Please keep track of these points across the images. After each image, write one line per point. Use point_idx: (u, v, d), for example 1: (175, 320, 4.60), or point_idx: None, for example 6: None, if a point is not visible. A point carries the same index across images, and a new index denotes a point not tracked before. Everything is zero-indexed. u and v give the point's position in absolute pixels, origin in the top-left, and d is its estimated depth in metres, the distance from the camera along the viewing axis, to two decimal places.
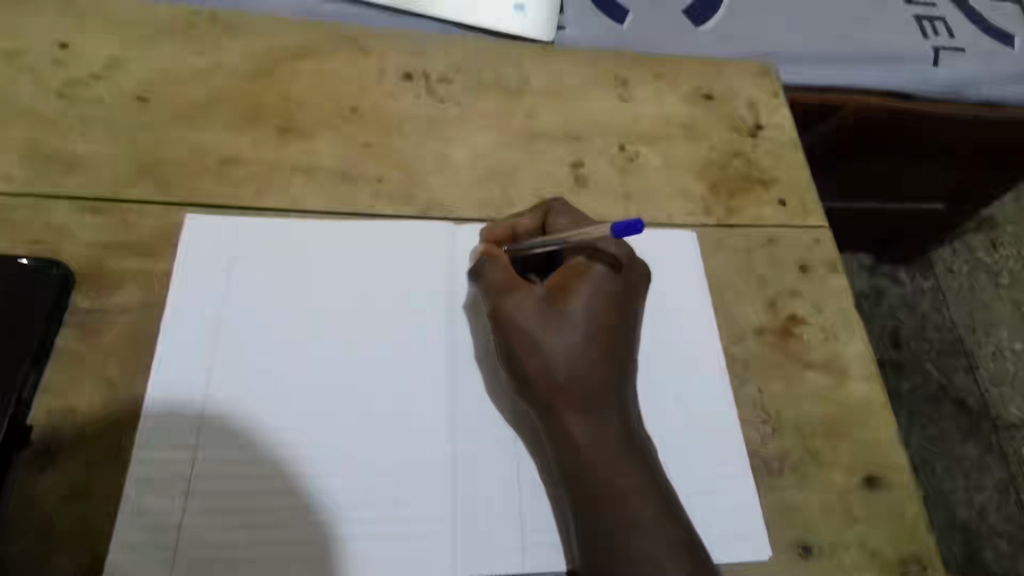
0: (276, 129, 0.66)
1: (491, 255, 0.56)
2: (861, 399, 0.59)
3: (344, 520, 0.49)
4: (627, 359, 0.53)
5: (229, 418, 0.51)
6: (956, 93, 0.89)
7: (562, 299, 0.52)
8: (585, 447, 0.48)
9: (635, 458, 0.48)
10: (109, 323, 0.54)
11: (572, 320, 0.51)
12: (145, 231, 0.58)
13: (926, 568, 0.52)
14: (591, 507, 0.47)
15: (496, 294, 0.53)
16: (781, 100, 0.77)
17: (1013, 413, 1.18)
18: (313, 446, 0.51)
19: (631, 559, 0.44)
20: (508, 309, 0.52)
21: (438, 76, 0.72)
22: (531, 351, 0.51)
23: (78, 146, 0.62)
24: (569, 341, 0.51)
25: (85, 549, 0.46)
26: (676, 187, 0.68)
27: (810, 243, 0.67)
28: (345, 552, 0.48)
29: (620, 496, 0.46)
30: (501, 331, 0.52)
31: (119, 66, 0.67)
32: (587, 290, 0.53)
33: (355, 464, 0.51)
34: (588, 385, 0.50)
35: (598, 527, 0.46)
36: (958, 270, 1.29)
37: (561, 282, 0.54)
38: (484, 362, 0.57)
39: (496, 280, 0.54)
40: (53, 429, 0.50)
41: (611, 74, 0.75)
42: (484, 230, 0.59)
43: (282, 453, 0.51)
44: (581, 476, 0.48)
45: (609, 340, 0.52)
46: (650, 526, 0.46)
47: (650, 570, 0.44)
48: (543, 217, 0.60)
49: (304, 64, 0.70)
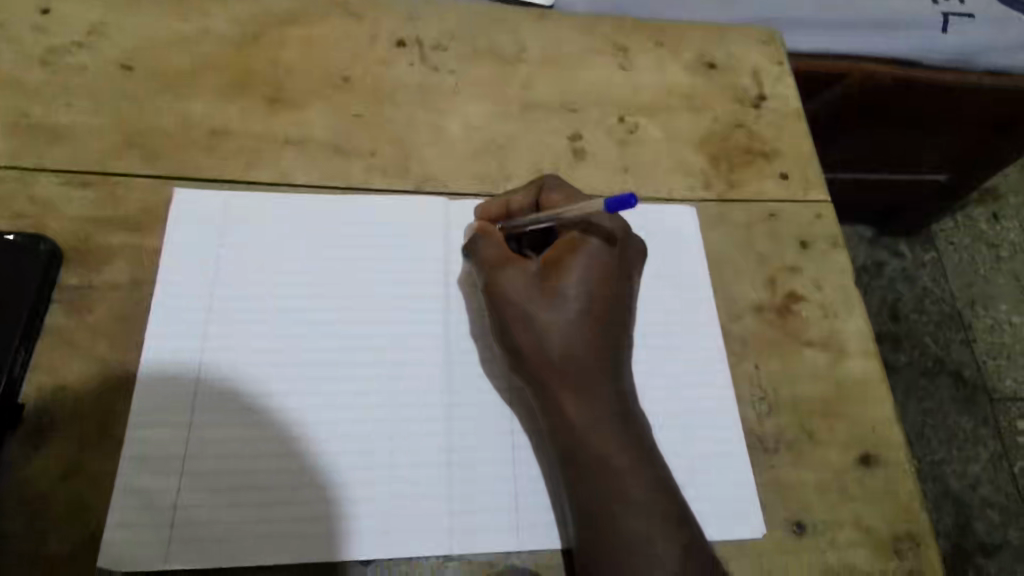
0: (266, 99, 0.64)
1: (484, 230, 0.55)
2: (859, 377, 0.59)
3: (339, 498, 0.49)
4: (624, 335, 0.52)
5: (222, 396, 0.51)
6: (966, 61, 0.90)
7: (556, 274, 0.51)
8: (580, 426, 0.48)
9: (630, 437, 0.48)
10: (98, 300, 0.54)
11: (566, 295, 0.51)
12: (133, 206, 0.57)
13: (919, 544, 0.53)
14: (583, 484, 0.47)
15: (490, 271, 0.53)
16: (785, 68, 0.75)
17: (1008, 385, 1.20)
18: (306, 424, 0.51)
19: (623, 536, 0.45)
20: (502, 286, 0.52)
21: (433, 43, 0.69)
22: (525, 327, 0.50)
23: (61, 116, 0.60)
24: (563, 317, 0.50)
25: (82, 529, 0.46)
26: (675, 160, 0.67)
27: (810, 218, 0.66)
28: (340, 530, 0.48)
29: (614, 474, 0.46)
30: (495, 307, 0.52)
31: (102, 32, 0.65)
32: (581, 263, 0.52)
33: (349, 441, 0.51)
34: (582, 362, 0.49)
35: (590, 504, 0.46)
36: (958, 242, 1.32)
37: (555, 256, 0.53)
38: (479, 338, 0.56)
39: (490, 256, 0.53)
40: (45, 409, 0.49)
41: (610, 41, 0.73)
42: (479, 208, 0.58)
43: (276, 431, 0.50)
44: (573, 453, 0.48)
45: (604, 316, 0.51)
46: (644, 505, 0.46)
47: (644, 549, 0.44)
48: (537, 194, 0.58)
49: (293, 30, 0.68)
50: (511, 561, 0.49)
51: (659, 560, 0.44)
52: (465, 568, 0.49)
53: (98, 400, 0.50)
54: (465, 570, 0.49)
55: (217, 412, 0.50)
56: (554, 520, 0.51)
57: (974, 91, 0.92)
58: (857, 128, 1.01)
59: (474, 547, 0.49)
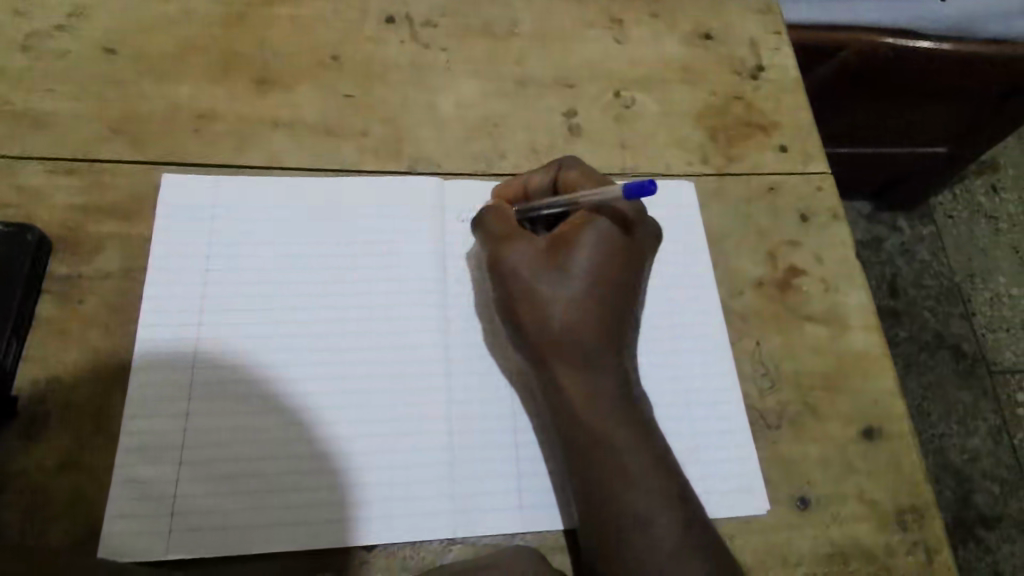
0: (253, 81, 0.62)
1: (494, 207, 0.55)
2: (861, 350, 0.58)
3: (337, 485, 0.49)
4: (628, 315, 0.51)
5: (217, 383, 0.50)
6: (968, 28, 0.90)
7: (564, 251, 0.50)
8: (582, 403, 0.47)
9: (630, 416, 0.48)
10: (90, 290, 0.53)
11: (571, 272, 0.50)
12: (121, 193, 0.56)
13: (922, 517, 0.52)
14: (584, 462, 0.46)
15: (495, 244, 0.52)
16: (784, 38, 0.74)
17: (1008, 357, 1.20)
18: (304, 411, 0.50)
19: (624, 515, 0.45)
20: (507, 260, 0.51)
21: (423, 20, 0.68)
22: (527, 304, 0.50)
23: (44, 103, 0.59)
24: (566, 293, 0.49)
25: (80, 519, 0.46)
26: (672, 135, 0.66)
27: (811, 191, 0.65)
28: (339, 516, 0.48)
29: (615, 453, 0.46)
30: (499, 281, 0.51)
31: (83, 15, 0.63)
32: (590, 240, 0.51)
33: (354, 425, 0.50)
34: (586, 339, 0.48)
35: (591, 482, 0.46)
36: (958, 216, 1.32)
37: (563, 232, 0.52)
38: (484, 316, 0.56)
39: (499, 229, 0.53)
40: (40, 400, 0.49)
41: (605, 14, 0.72)
42: (496, 188, 0.57)
43: (273, 418, 0.50)
44: (575, 431, 0.47)
45: (608, 295, 0.50)
46: (642, 480, 0.45)
47: (641, 525, 0.44)
48: (555, 173, 0.56)
49: (280, 9, 0.66)
50: (516, 541, 0.49)
51: (660, 539, 0.44)
52: (469, 550, 0.49)
53: (93, 390, 0.49)
54: (469, 553, 0.49)
55: (216, 398, 0.50)
56: (559, 500, 0.50)
57: (968, 61, 0.91)
58: (857, 99, 0.99)
59: (479, 528, 0.49)
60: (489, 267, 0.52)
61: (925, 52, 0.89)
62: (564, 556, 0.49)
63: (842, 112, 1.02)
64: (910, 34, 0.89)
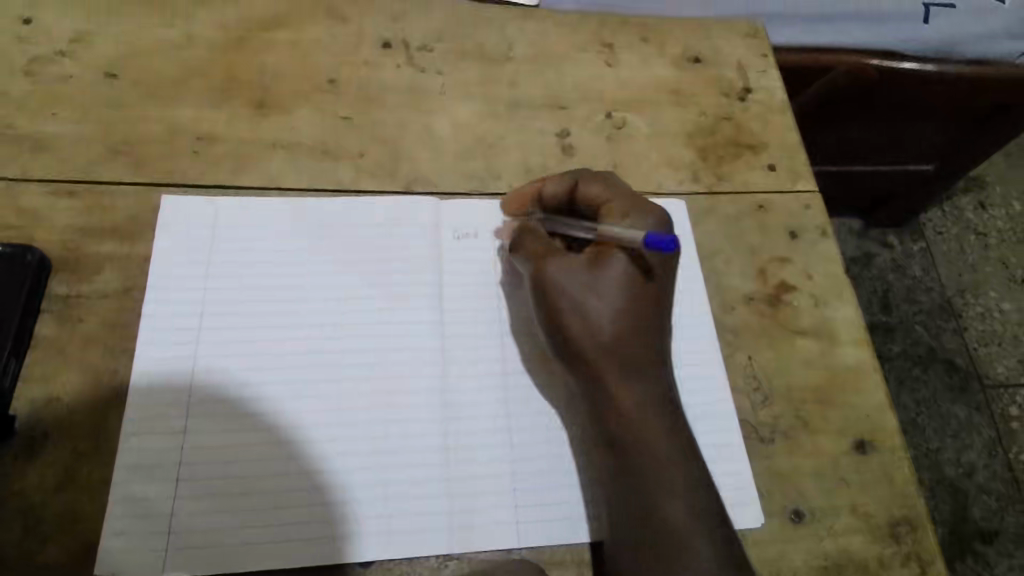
0: (252, 104, 0.64)
1: (526, 227, 0.56)
2: (851, 364, 0.59)
3: (370, 499, 0.49)
4: (663, 326, 0.52)
5: (240, 400, 0.51)
6: (950, 51, 0.91)
7: (604, 264, 0.52)
8: (625, 413, 0.49)
9: (667, 426, 0.49)
10: (89, 309, 0.53)
11: (611, 284, 0.51)
12: (120, 214, 0.57)
13: (915, 529, 0.53)
14: (630, 470, 0.48)
15: (535, 260, 0.54)
16: (771, 60, 0.75)
17: (1000, 372, 1.21)
18: (340, 425, 0.51)
19: (667, 521, 0.46)
20: (548, 275, 0.52)
21: (419, 44, 0.69)
22: (570, 316, 0.51)
23: (46, 126, 0.60)
24: (612, 305, 0.51)
25: (75, 537, 0.46)
26: (663, 154, 0.67)
27: (799, 209, 0.66)
28: (372, 529, 0.49)
29: (656, 463, 0.47)
30: (540, 295, 0.52)
31: (86, 41, 0.64)
32: (627, 253, 0.52)
33: (371, 440, 0.51)
34: (627, 350, 0.50)
35: (632, 488, 0.47)
36: (947, 232, 1.33)
37: (600, 246, 0.53)
38: (517, 331, 0.57)
39: (535, 247, 0.55)
40: (38, 419, 0.49)
41: (596, 38, 0.73)
42: (512, 193, 0.59)
43: (299, 434, 0.50)
44: (623, 441, 0.48)
45: (646, 307, 0.51)
46: (682, 489, 0.47)
47: (685, 534, 0.45)
48: (572, 183, 0.56)
49: (279, 34, 0.68)
50: (513, 556, 0.49)
51: (701, 546, 0.45)
52: (465, 566, 0.49)
53: (91, 409, 0.50)
54: (464, 569, 0.49)
55: (237, 415, 0.50)
56: (555, 516, 0.51)
57: (954, 80, 0.92)
58: (845, 118, 1.01)
59: (475, 544, 0.49)
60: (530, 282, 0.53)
61: (913, 72, 0.91)
62: (560, 571, 0.49)
63: (832, 128, 1.03)
64: (897, 56, 0.91)
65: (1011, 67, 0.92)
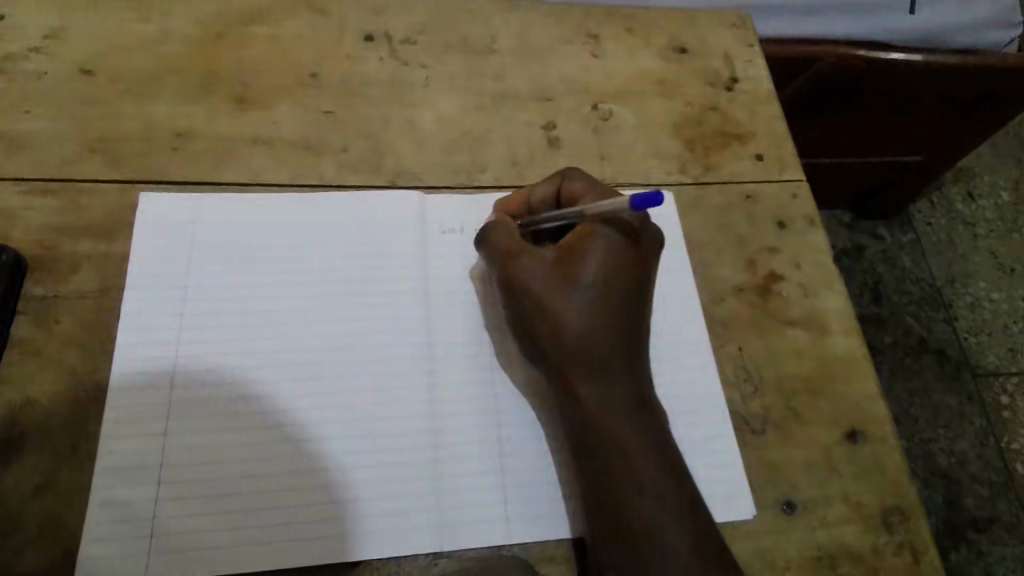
0: (232, 99, 0.63)
1: (499, 223, 0.55)
2: (841, 354, 0.59)
3: (345, 502, 0.48)
4: (639, 324, 0.51)
5: (212, 403, 0.50)
6: (935, 41, 0.93)
7: (573, 263, 0.51)
8: (596, 414, 0.48)
9: (643, 426, 0.48)
10: (67, 310, 0.52)
11: (581, 284, 0.50)
12: (98, 212, 0.56)
13: (907, 518, 0.52)
14: (601, 471, 0.47)
15: (505, 260, 0.52)
16: (758, 50, 0.75)
17: (991, 361, 1.21)
18: (313, 428, 0.50)
19: (639, 522, 0.45)
20: (519, 275, 0.51)
21: (402, 37, 0.69)
22: (540, 316, 0.50)
23: (21, 124, 0.59)
24: (579, 303, 0.49)
25: (56, 543, 0.45)
26: (650, 146, 0.67)
27: (787, 199, 0.66)
28: (347, 533, 0.47)
29: (630, 464, 0.46)
30: (511, 295, 0.52)
31: (60, 37, 0.63)
32: (599, 250, 0.51)
33: (348, 441, 0.50)
34: (599, 350, 0.49)
35: (600, 490, 0.46)
36: (936, 222, 1.34)
37: (570, 243, 0.52)
38: (495, 329, 0.56)
39: (506, 246, 0.53)
40: (15, 422, 0.48)
41: (582, 29, 0.73)
42: (499, 201, 0.58)
43: (273, 436, 0.49)
44: (593, 442, 0.47)
45: (620, 305, 0.50)
46: (658, 490, 0.46)
47: (659, 536, 0.44)
48: (559, 183, 0.56)
49: (258, 28, 0.67)
50: (502, 554, 0.49)
51: (677, 545, 0.44)
52: (455, 564, 0.48)
53: (69, 412, 0.49)
54: (455, 567, 0.48)
55: (211, 417, 0.49)
56: (546, 512, 0.50)
57: (942, 71, 0.92)
58: (834, 109, 1.01)
59: (464, 543, 0.48)
60: (501, 283, 0.52)
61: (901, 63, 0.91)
62: (552, 567, 0.49)
63: (817, 123, 1.04)
64: (884, 47, 0.91)
65: (998, 58, 0.91)
